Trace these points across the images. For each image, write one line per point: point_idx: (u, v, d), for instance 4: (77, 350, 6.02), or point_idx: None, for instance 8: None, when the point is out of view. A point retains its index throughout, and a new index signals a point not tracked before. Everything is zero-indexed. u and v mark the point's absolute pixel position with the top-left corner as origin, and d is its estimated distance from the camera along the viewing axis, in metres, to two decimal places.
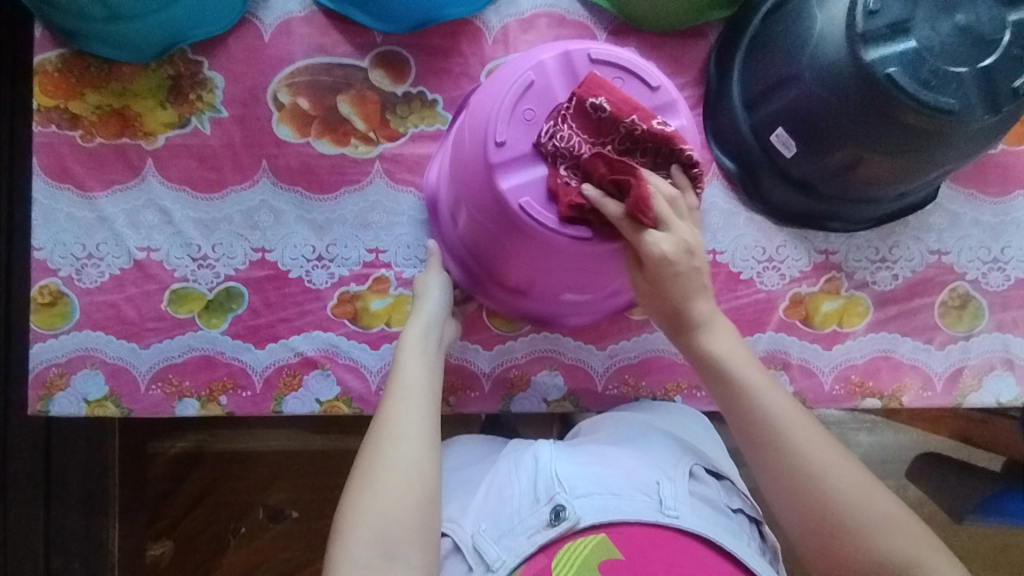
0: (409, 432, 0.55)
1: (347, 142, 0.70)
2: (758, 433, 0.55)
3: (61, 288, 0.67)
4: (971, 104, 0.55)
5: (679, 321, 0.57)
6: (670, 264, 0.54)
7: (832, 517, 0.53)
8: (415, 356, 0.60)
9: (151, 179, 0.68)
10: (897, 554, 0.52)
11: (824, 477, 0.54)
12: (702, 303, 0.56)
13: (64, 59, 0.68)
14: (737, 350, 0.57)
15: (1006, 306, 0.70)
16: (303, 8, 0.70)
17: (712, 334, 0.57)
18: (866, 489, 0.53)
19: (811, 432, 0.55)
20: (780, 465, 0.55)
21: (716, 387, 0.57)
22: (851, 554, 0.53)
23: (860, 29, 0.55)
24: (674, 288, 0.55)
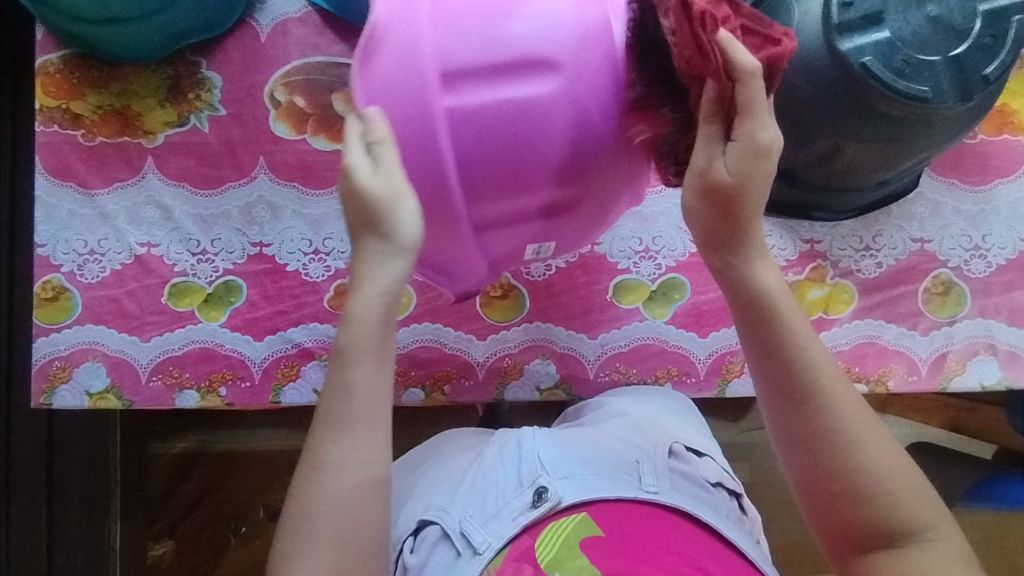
0: (358, 443, 0.48)
1: (341, 139, 0.71)
2: (792, 376, 0.50)
3: (64, 283, 0.69)
4: (944, 92, 0.56)
5: (720, 243, 0.52)
6: (759, 162, 0.48)
7: (854, 480, 0.49)
8: (364, 363, 0.49)
9: (150, 177, 0.70)
10: (908, 519, 0.49)
11: (855, 434, 0.50)
12: (757, 229, 0.51)
13: (66, 62, 0.70)
14: (782, 286, 0.52)
15: (988, 292, 0.72)
16: (299, 9, 0.72)
17: (761, 263, 0.51)
18: (893, 454, 0.50)
19: (850, 393, 0.51)
20: (812, 418, 0.50)
21: (755, 322, 0.51)
22: (866, 516, 0.49)
23: (835, 20, 0.57)
24: (729, 202, 0.49)
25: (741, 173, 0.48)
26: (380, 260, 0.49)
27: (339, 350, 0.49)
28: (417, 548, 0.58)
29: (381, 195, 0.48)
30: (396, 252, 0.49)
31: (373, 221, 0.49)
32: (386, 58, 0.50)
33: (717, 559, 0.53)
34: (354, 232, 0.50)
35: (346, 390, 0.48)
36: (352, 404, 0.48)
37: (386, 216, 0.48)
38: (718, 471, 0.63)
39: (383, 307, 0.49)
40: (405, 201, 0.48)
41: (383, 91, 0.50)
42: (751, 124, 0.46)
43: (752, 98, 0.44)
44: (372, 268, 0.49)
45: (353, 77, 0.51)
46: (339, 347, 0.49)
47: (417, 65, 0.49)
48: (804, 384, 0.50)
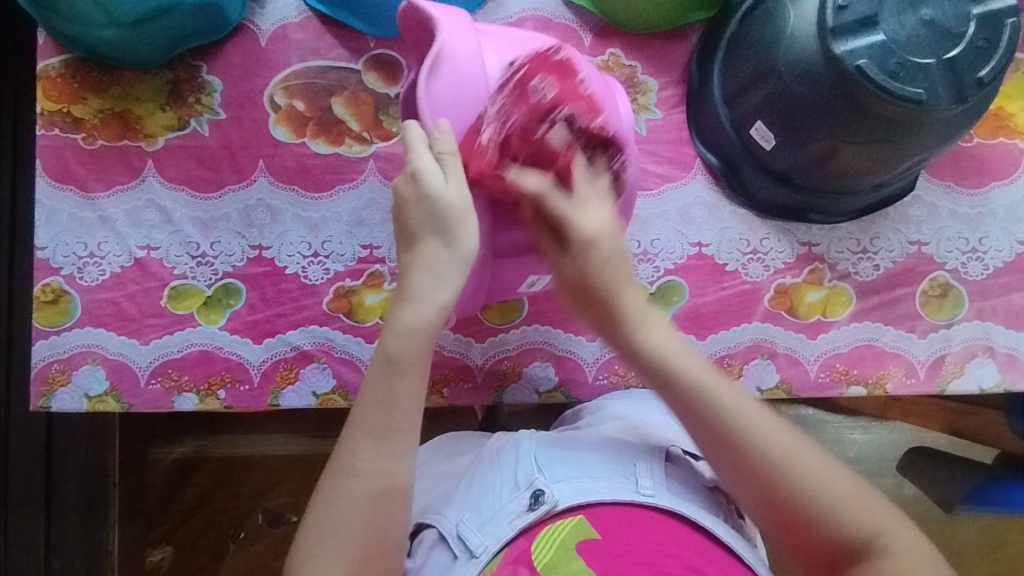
0: (386, 449, 0.50)
1: (341, 142, 0.72)
2: (710, 428, 0.52)
3: (63, 286, 0.69)
4: (938, 95, 0.56)
5: (607, 317, 0.55)
6: (595, 244, 0.54)
7: (796, 505, 0.51)
8: (411, 376, 0.50)
9: (150, 180, 0.70)
10: (863, 526, 0.50)
11: (785, 463, 0.51)
12: (628, 297, 0.55)
13: (66, 65, 0.70)
14: (674, 343, 0.55)
15: (986, 295, 0.72)
16: (298, 14, 0.73)
17: (644, 329, 0.55)
18: (826, 469, 0.51)
19: (766, 421, 0.52)
20: (738, 461, 0.52)
21: (662, 387, 0.54)
22: (824, 532, 0.50)
23: (829, 23, 0.57)
24: (587, 289, 0.55)
25: (586, 258, 0.54)
26: (437, 273, 0.51)
27: (388, 357, 0.50)
28: (415, 551, 0.59)
29: (452, 204, 0.51)
30: (459, 263, 0.52)
31: (441, 228, 0.51)
32: (449, 82, 0.53)
33: (714, 562, 0.53)
34: (415, 231, 0.52)
35: (391, 399, 0.50)
36: (393, 414, 0.50)
37: (457, 227, 0.51)
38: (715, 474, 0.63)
39: (435, 319, 0.51)
40: (470, 220, 0.51)
41: (449, 111, 0.54)
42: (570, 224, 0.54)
43: (557, 210, 0.54)
44: (432, 280, 0.51)
45: (420, 88, 0.52)
46: (388, 354, 0.50)
47: (474, 99, 0.54)
48: (719, 429, 0.52)
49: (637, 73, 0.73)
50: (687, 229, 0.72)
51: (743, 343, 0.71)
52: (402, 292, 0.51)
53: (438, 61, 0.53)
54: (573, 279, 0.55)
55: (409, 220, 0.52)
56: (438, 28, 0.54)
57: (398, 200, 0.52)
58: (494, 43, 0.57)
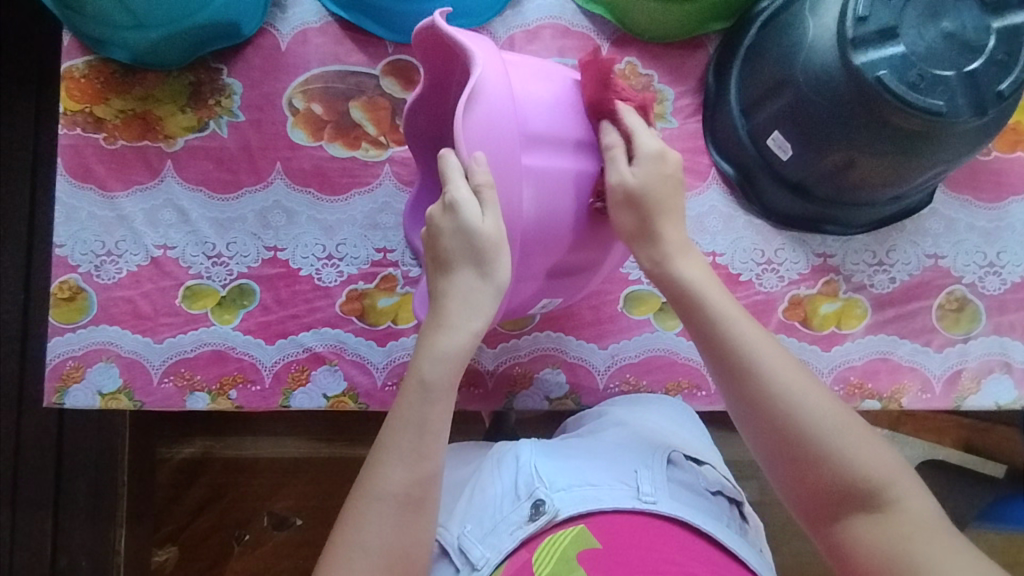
0: (413, 461, 0.51)
1: (358, 146, 0.73)
2: (729, 357, 0.53)
3: (80, 283, 0.70)
4: (958, 106, 0.56)
5: (642, 242, 0.56)
6: (653, 162, 0.55)
7: (805, 444, 0.50)
8: (441, 401, 0.52)
9: (169, 181, 0.71)
10: (871, 472, 0.49)
11: (801, 397, 0.51)
12: (671, 226, 0.56)
13: (90, 67, 0.71)
14: (707, 276, 0.56)
15: (1003, 309, 0.71)
16: (319, 19, 0.74)
17: (679, 257, 0.56)
18: (839, 411, 0.51)
19: (782, 357, 0.53)
20: (751, 392, 0.52)
21: (690, 318, 0.55)
22: (829, 479, 0.50)
23: (849, 35, 0.57)
24: (639, 203, 0.55)
25: (649, 170, 0.55)
26: (470, 294, 0.52)
27: (421, 383, 0.52)
28: None
29: (490, 234, 0.51)
30: (493, 294, 0.52)
31: (478, 260, 0.52)
32: (486, 113, 0.51)
33: (715, 567, 0.53)
34: (451, 260, 0.53)
35: (422, 424, 0.51)
36: (422, 441, 0.51)
37: (492, 257, 0.52)
38: (718, 477, 0.63)
39: (467, 346, 0.53)
40: (507, 251, 0.52)
41: (486, 140, 0.51)
42: (635, 140, 0.56)
43: (632, 123, 0.56)
44: (465, 309, 0.52)
45: (460, 117, 0.49)
46: (422, 380, 0.52)
47: (509, 128, 0.52)
48: (736, 362, 0.53)
49: (654, 82, 0.73)
50: (702, 238, 0.71)
51: None
52: (437, 318, 0.53)
53: (476, 94, 0.50)
54: (630, 190, 0.55)
55: (444, 251, 0.53)
56: (476, 60, 0.50)
57: (433, 230, 0.53)
58: (514, 71, 0.56)
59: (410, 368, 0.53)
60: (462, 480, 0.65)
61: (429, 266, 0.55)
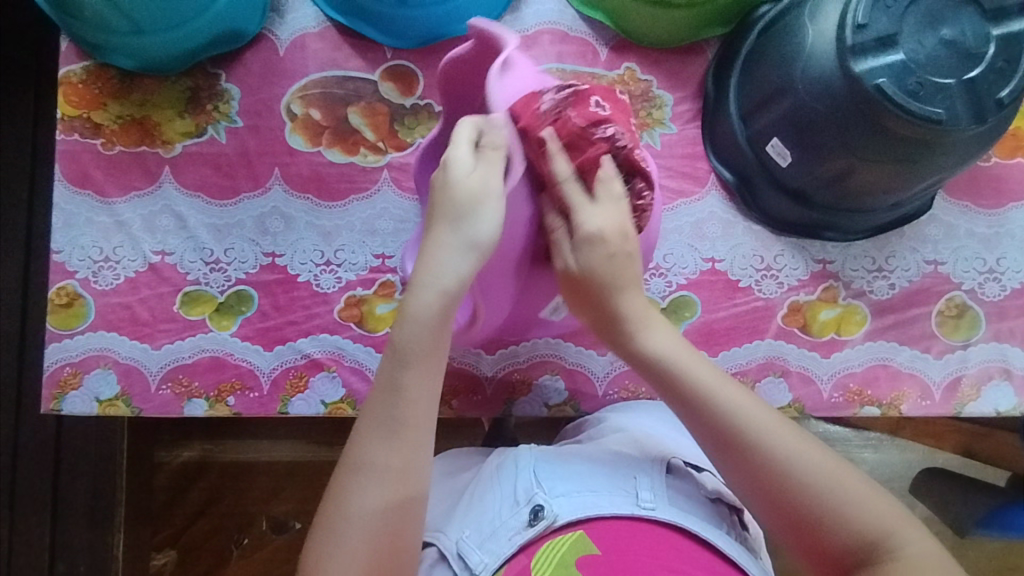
0: (390, 426, 0.50)
1: (356, 152, 0.72)
2: (716, 430, 0.52)
3: (78, 290, 0.69)
4: (958, 115, 0.56)
5: (609, 317, 0.56)
6: (594, 243, 0.54)
7: (808, 507, 0.50)
8: (415, 363, 0.51)
9: (167, 186, 0.71)
10: (875, 524, 0.49)
11: (793, 461, 0.51)
12: (630, 295, 0.56)
13: (88, 72, 0.71)
14: (677, 345, 0.56)
15: (1003, 316, 0.71)
16: (317, 25, 0.74)
17: (646, 331, 0.56)
18: (832, 466, 0.51)
19: (767, 417, 0.52)
20: (745, 463, 0.52)
21: (669, 392, 0.55)
22: (837, 538, 0.50)
23: (849, 43, 0.57)
24: (586, 286, 0.55)
25: (587, 255, 0.54)
26: (443, 253, 0.52)
27: (395, 350, 0.51)
28: None
29: (472, 188, 0.51)
30: (466, 249, 0.51)
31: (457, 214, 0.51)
32: (517, 83, 0.55)
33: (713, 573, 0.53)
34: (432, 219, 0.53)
35: (397, 390, 0.51)
36: (400, 408, 0.51)
37: (473, 210, 0.51)
38: (717, 485, 0.63)
39: (447, 305, 0.52)
40: (491, 202, 0.52)
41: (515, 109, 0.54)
42: (573, 219, 0.54)
43: (572, 198, 0.54)
44: (437, 269, 0.52)
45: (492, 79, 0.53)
46: (395, 348, 0.51)
47: None
48: (725, 434, 0.52)
49: (653, 88, 0.73)
50: (701, 244, 0.71)
51: (755, 361, 0.70)
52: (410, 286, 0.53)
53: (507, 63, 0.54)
54: (573, 274, 0.55)
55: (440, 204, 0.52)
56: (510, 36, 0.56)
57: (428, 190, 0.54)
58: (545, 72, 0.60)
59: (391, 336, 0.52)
60: (461, 486, 0.65)
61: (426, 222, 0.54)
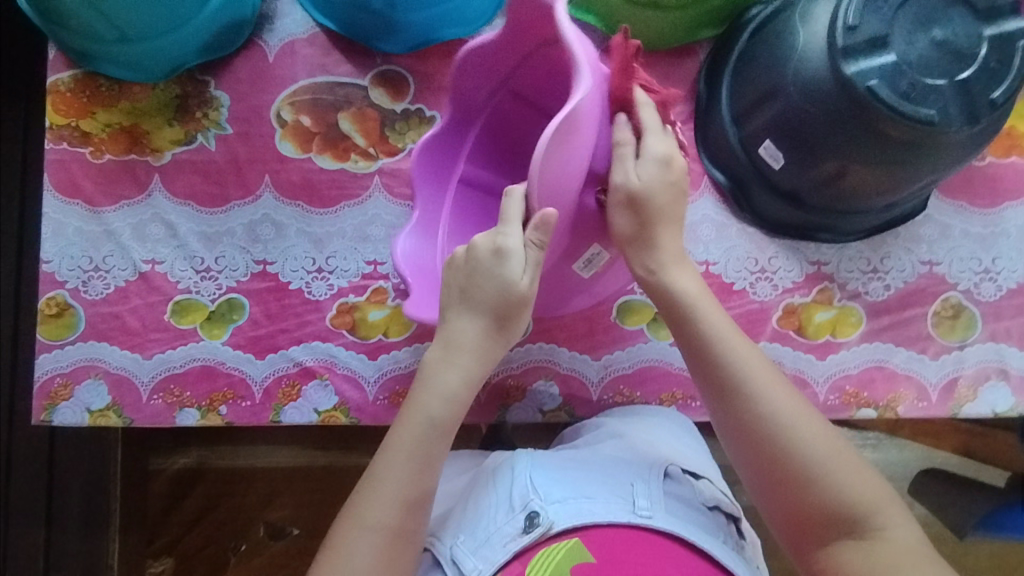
0: (412, 496, 0.51)
1: (347, 157, 0.72)
2: (724, 371, 0.53)
3: (68, 300, 0.69)
4: (950, 116, 0.56)
5: (642, 252, 0.56)
6: (659, 166, 0.54)
7: (795, 467, 0.51)
8: (443, 438, 0.53)
9: (156, 195, 0.71)
10: (860, 499, 0.50)
11: (791, 420, 0.52)
12: (669, 235, 0.56)
13: (76, 80, 0.70)
14: (703, 292, 0.56)
15: (999, 316, 0.71)
16: (306, 30, 0.73)
17: (676, 269, 0.56)
18: (827, 437, 0.52)
19: (773, 376, 0.53)
20: (745, 409, 0.53)
21: (683, 333, 0.55)
22: (816, 502, 0.51)
23: (840, 45, 0.57)
24: (641, 204, 0.55)
25: (650, 174, 0.54)
26: (480, 335, 0.54)
27: (427, 419, 0.52)
28: None
29: (523, 290, 0.53)
30: (501, 343, 0.54)
31: (501, 306, 0.53)
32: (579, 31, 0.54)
33: None
34: (473, 298, 0.54)
35: (423, 459, 0.52)
36: (422, 476, 0.51)
37: (516, 314, 0.54)
38: (715, 492, 0.62)
39: (468, 388, 0.54)
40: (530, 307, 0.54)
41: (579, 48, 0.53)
42: (643, 142, 0.55)
43: (647, 121, 0.55)
44: (474, 350, 0.54)
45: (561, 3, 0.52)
46: (427, 416, 0.52)
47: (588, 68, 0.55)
48: (731, 378, 0.53)
49: None
50: (694, 246, 0.71)
51: None
52: (445, 354, 0.54)
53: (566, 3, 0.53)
54: (633, 190, 0.54)
55: (476, 289, 0.54)
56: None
57: (470, 256, 0.54)
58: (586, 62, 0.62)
59: (413, 402, 0.53)
60: (456, 493, 0.65)
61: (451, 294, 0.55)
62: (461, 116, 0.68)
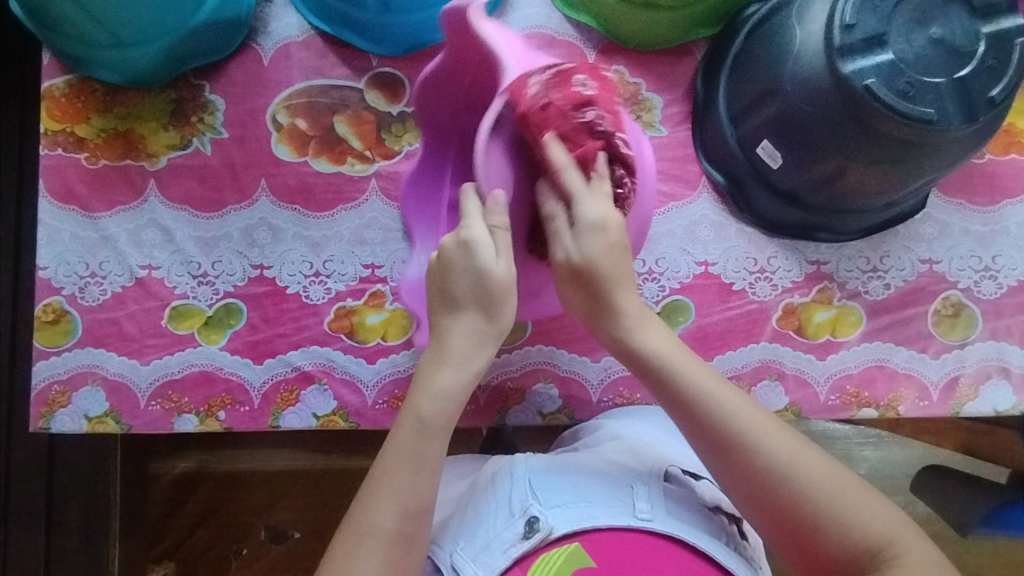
0: (407, 500, 0.50)
1: (343, 161, 0.72)
2: (709, 431, 0.52)
3: (64, 306, 0.69)
4: (949, 114, 0.55)
5: (606, 316, 0.55)
6: (596, 234, 0.53)
7: (802, 512, 0.50)
8: (437, 439, 0.51)
9: (152, 201, 0.70)
10: (872, 529, 0.49)
11: (786, 465, 0.50)
12: (627, 293, 0.55)
13: (70, 86, 0.70)
14: (673, 347, 0.55)
15: (1000, 314, 0.70)
16: (301, 33, 0.73)
17: (641, 330, 0.55)
18: (826, 470, 0.50)
19: (761, 421, 0.52)
20: (737, 467, 0.51)
21: (665, 393, 0.54)
22: (831, 543, 0.49)
23: (837, 44, 0.56)
24: (584, 278, 0.54)
25: (590, 244, 0.53)
26: (470, 333, 0.53)
27: (419, 420, 0.51)
28: None
29: (502, 278, 0.52)
30: (493, 338, 0.53)
31: (485, 301, 0.52)
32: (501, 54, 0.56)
33: None
34: (459, 299, 0.52)
35: (418, 462, 0.50)
36: (419, 478, 0.50)
37: (500, 303, 0.52)
38: (716, 493, 0.62)
39: (464, 387, 0.52)
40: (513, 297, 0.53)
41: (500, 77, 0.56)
42: (574, 208, 0.53)
43: (571, 186, 0.53)
44: (468, 346, 0.52)
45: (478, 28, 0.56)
46: (419, 417, 0.51)
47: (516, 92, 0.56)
48: (718, 437, 0.52)
49: (642, 90, 0.72)
50: (693, 247, 0.71)
51: (751, 364, 0.69)
52: (438, 354, 0.53)
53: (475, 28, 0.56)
54: (574, 265, 0.53)
55: (453, 288, 0.53)
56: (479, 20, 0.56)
57: (443, 260, 0.53)
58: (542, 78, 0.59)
59: (407, 406, 0.52)
60: (456, 498, 0.64)
61: (433, 298, 0.54)
62: (434, 147, 0.70)
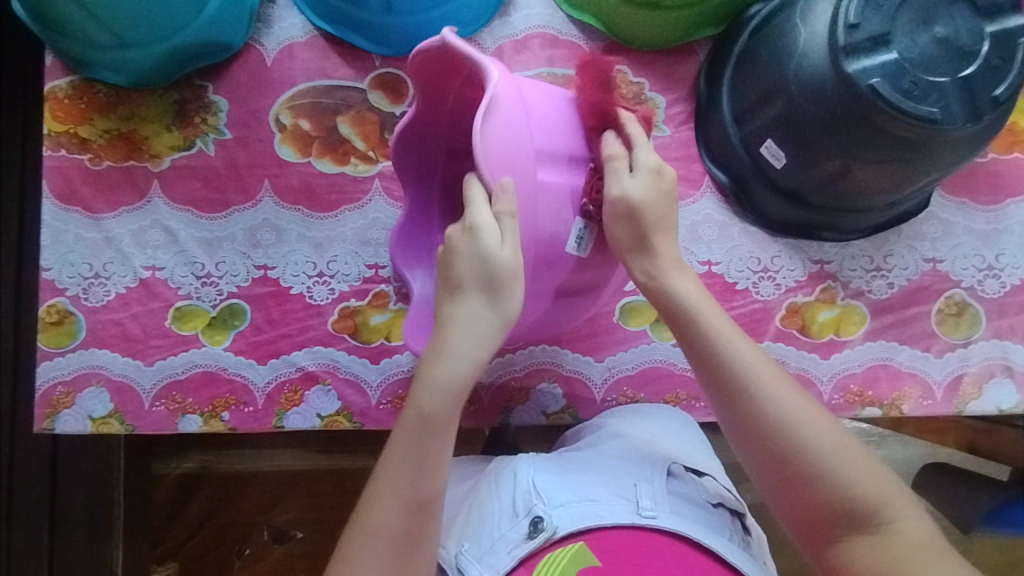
0: (410, 497, 0.49)
1: (346, 161, 0.72)
2: (724, 372, 0.52)
3: (68, 307, 0.69)
4: (953, 113, 0.56)
5: (638, 259, 0.55)
6: (654, 176, 0.54)
7: (803, 463, 0.49)
8: (438, 434, 0.50)
9: (156, 201, 0.70)
10: (871, 493, 0.48)
11: (796, 417, 0.50)
12: (663, 241, 0.55)
13: (74, 87, 0.70)
14: (701, 293, 0.54)
15: (1003, 313, 0.70)
16: (304, 33, 0.73)
17: (674, 274, 0.54)
18: (833, 431, 0.50)
19: (776, 375, 0.52)
20: (748, 409, 0.51)
21: (684, 336, 0.53)
22: (825, 497, 0.49)
23: (841, 43, 0.56)
24: (637, 217, 0.54)
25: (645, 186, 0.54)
26: (471, 321, 0.51)
27: (420, 416, 0.50)
28: None
29: (508, 263, 0.51)
30: (499, 324, 0.51)
31: (490, 286, 0.51)
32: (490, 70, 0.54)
33: None
34: (462, 284, 0.51)
35: (421, 459, 0.50)
36: (423, 475, 0.50)
37: (508, 287, 0.51)
38: (719, 490, 0.62)
39: (466, 379, 0.51)
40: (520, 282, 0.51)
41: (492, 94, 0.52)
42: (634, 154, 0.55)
43: (635, 133, 0.56)
44: (470, 337, 0.51)
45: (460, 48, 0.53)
46: (420, 411, 0.50)
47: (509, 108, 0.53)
48: (733, 378, 0.51)
49: (645, 90, 0.72)
50: (697, 246, 0.71)
51: None
52: (438, 346, 0.51)
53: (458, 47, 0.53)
54: (632, 202, 0.54)
55: (457, 273, 0.52)
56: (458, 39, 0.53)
57: (448, 251, 0.52)
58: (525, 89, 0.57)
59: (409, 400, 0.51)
60: (461, 498, 0.64)
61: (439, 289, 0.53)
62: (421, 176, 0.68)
